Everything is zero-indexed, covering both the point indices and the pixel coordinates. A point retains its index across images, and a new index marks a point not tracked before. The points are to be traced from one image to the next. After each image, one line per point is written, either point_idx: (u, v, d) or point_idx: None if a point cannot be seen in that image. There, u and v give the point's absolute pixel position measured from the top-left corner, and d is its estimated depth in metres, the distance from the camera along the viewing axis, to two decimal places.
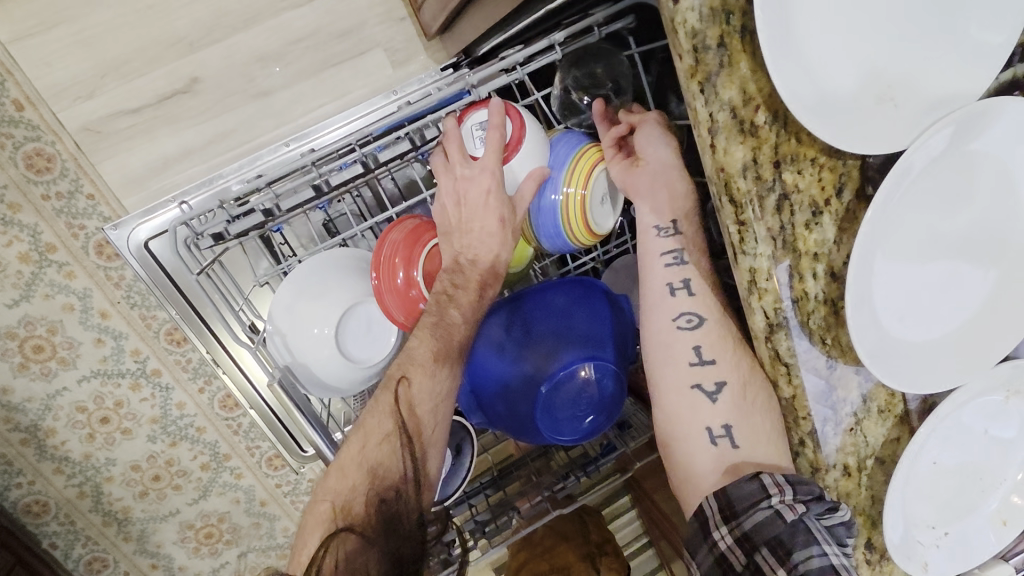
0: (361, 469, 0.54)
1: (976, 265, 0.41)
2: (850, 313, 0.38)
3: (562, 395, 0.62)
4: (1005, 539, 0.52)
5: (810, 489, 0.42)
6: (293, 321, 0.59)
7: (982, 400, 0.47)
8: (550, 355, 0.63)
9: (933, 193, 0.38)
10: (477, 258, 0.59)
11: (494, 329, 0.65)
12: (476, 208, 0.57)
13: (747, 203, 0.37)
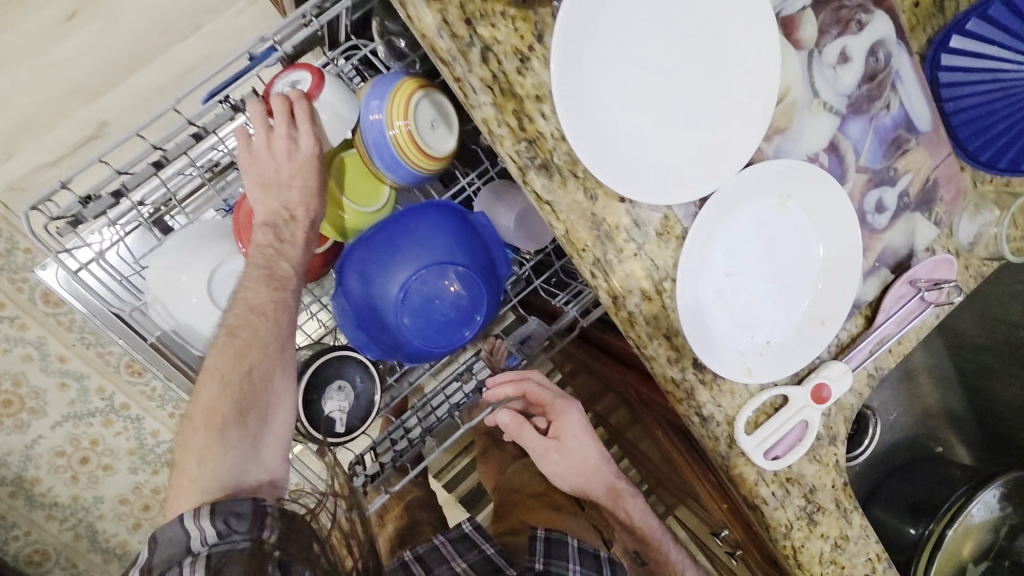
0: (219, 407, 0.56)
1: (699, 75, 0.47)
2: (565, 126, 0.44)
3: (436, 311, 0.70)
4: (825, 336, 0.57)
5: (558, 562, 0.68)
6: (169, 292, 0.66)
7: (756, 204, 0.52)
8: (417, 278, 0.69)
9: (625, 13, 0.44)
10: (296, 214, 0.64)
11: (363, 263, 0.70)
12: (299, 166, 0.63)
13: (457, 63, 0.44)
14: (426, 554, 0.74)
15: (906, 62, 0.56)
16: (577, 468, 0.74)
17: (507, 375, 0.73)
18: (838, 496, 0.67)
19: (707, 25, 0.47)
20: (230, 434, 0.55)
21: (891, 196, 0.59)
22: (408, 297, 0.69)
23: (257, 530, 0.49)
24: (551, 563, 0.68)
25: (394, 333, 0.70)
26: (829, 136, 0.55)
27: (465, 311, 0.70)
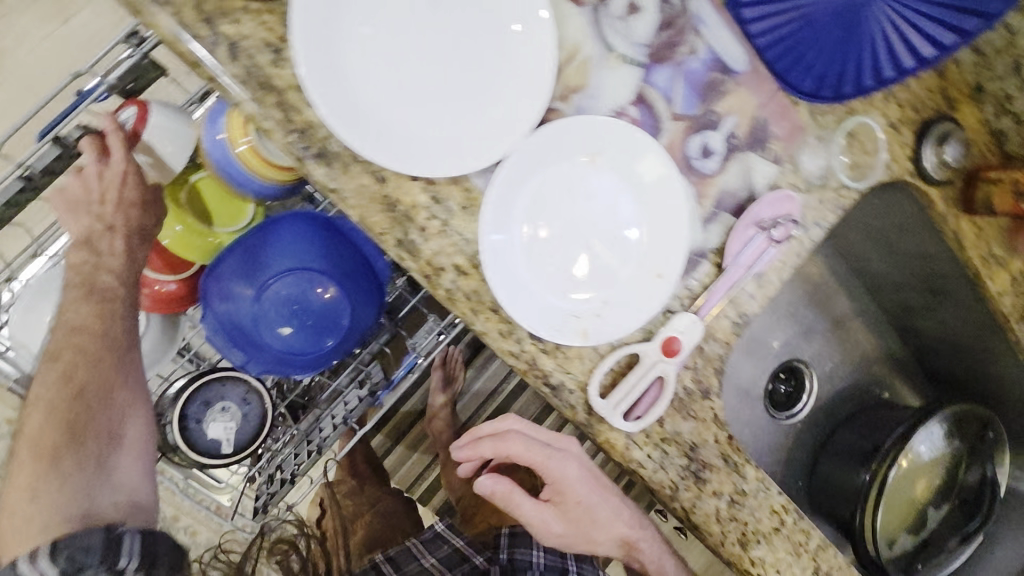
0: (51, 432, 0.54)
1: (463, 47, 0.47)
2: (322, 111, 0.44)
3: (307, 318, 0.70)
4: (665, 289, 0.55)
5: (524, 544, 0.83)
6: (26, 331, 0.68)
7: (557, 163, 0.52)
8: (282, 286, 0.70)
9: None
10: (112, 228, 0.63)
11: (222, 276, 0.69)
12: (111, 185, 0.62)
13: (205, 63, 0.43)
14: (398, 553, 0.86)
15: (705, 4, 0.55)
16: (586, 523, 0.66)
17: (478, 432, 0.63)
18: (724, 451, 0.66)
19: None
20: (65, 462, 0.53)
21: (716, 140, 0.58)
22: (279, 311, 0.70)
23: (116, 563, 0.47)
24: (517, 550, 0.83)
25: (268, 350, 0.70)
26: (635, 87, 0.54)
27: (341, 319, 0.71)
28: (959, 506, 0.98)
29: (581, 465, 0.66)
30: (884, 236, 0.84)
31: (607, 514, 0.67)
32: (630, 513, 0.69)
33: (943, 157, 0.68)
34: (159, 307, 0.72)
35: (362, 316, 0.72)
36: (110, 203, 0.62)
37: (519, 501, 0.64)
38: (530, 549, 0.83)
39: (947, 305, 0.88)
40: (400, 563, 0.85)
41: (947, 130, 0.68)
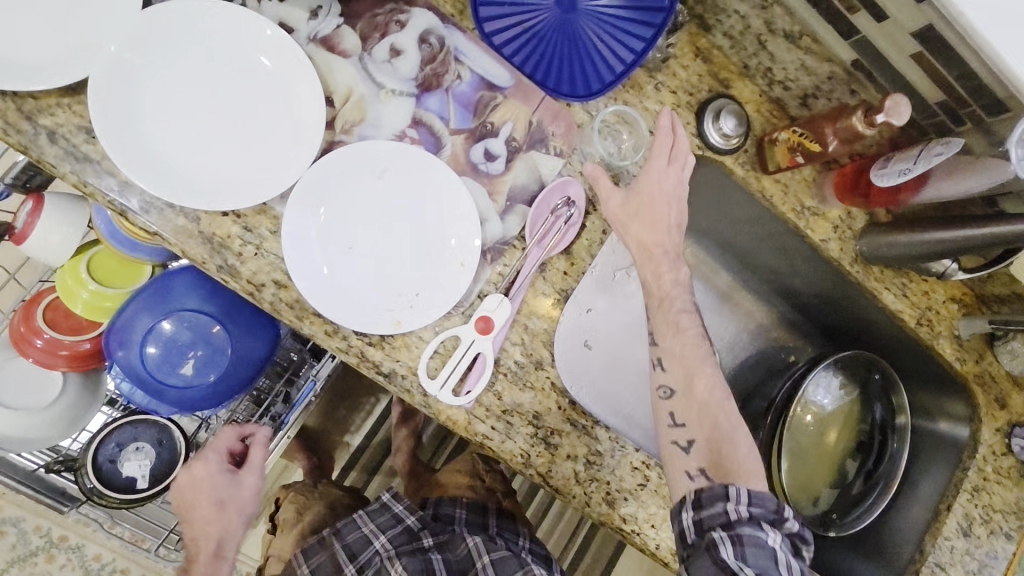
0: None
1: (245, 106, 0.60)
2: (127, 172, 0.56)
3: (201, 356, 0.80)
4: (466, 275, 0.65)
5: (448, 505, 0.95)
6: None
7: (348, 184, 0.63)
8: (176, 332, 0.80)
9: (156, 81, 0.57)
10: (193, 536, 0.73)
11: (122, 331, 0.79)
12: (196, 489, 0.73)
13: (33, 149, 0.56)
14: (343, 523, 0.85)
15: (461, 38, 0.68)
16: (635, 219, 0.68)
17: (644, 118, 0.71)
18: (570, 416, 0.72)
19: (236, 69, 0.59)
20: None
21: (497, 145, 0.69)
22: (173, 352, 0.80)
23: None
24: (442, 507, 0.95)
25: (171, 386, 0.81)
26: (410, 114, 0.66)
27: (232, 353, 0.81)
28: (854, 450, 1.02)
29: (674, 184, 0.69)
30: (720, 205, 0.91)
31: (656, 223, 0.68)
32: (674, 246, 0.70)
33: (723, 132, 0.77)
34: (75, 364, 0.81)
35: (251, 347, 0.83)
36: (194, 510, 0.73)
37: (601, 181, 0.67)
38: (453, 508, 0.95)
39: (799, 260, 0.93)
40: (343, 531, 0.85)
41: (720, 106, 0.77)
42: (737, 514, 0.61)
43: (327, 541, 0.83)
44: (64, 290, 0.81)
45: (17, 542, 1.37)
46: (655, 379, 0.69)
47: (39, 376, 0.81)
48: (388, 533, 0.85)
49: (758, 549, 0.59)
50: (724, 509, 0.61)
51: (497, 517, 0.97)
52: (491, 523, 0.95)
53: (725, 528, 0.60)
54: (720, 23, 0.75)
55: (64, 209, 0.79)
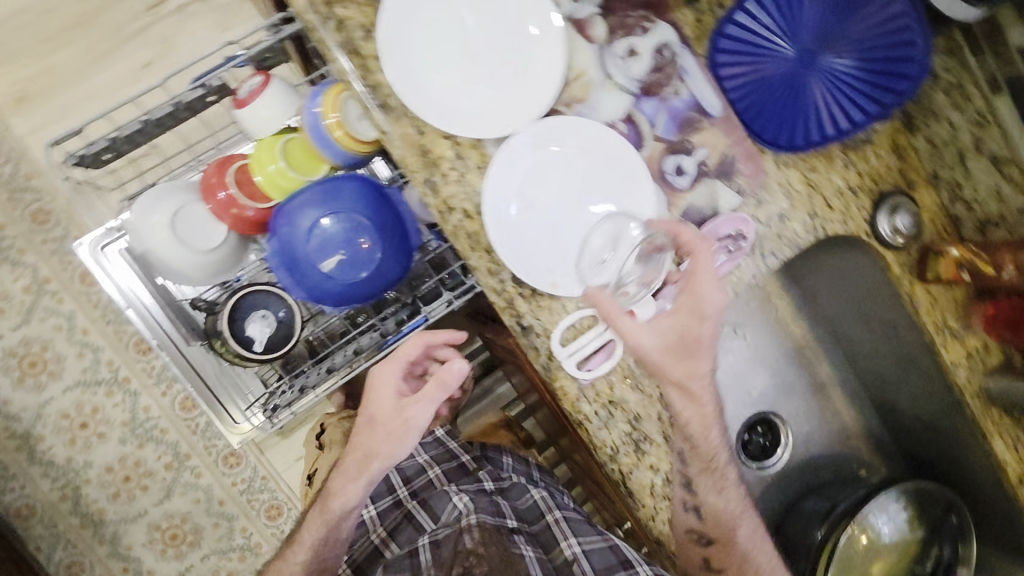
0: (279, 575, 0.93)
1: (500, 51, 0.66)
2: (391, 74, 0.63)
3: (347, 259, 0.88)
4: (627, 266, 0.69)
5: (499, 450, 1.15)
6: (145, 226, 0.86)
7: (553, 149, 0.68)
8: (333, 230, 0.87)
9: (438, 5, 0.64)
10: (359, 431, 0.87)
11: (292, 213, 0.87)
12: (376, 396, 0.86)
13: (319, 30, 0.64)
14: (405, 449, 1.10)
15: (691, 60, 0.73)
16: (665, 359, 0.68)
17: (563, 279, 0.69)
18: (666, 431, 0.74)
19: (504, 18, 0.66)
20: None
21: (689, 164, 0.73)
22: (329, 244, 0.87)
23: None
24: (492, 454, 1.15)
25: (315, 271, 0.88)
26: (625, 109, 0.71)
27: (376, 266, 0.89)
28: None
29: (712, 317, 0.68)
30: (857, 300, 0.91)
31: (688, 368, 0.69)
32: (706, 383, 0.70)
33: (895, 226, 0.79)
34: (240, 226, 0.91)
35: (389, 267, 0.90)
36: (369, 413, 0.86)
37: (624, 320, 0.66)
38: (504, 457, 1.14)
39: (916, 378, 0.92)
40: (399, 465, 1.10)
41: (898, 203, 0.79)
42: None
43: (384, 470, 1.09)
44: (257, 161, 0.90)
45: (88, 368, 1.47)
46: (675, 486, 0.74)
47: (212, 223, 0.89)
48: (440, 466, 1.09)
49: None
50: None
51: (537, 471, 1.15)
52: (534, 476, 1.13)
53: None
54: (928, 125, 0.80)
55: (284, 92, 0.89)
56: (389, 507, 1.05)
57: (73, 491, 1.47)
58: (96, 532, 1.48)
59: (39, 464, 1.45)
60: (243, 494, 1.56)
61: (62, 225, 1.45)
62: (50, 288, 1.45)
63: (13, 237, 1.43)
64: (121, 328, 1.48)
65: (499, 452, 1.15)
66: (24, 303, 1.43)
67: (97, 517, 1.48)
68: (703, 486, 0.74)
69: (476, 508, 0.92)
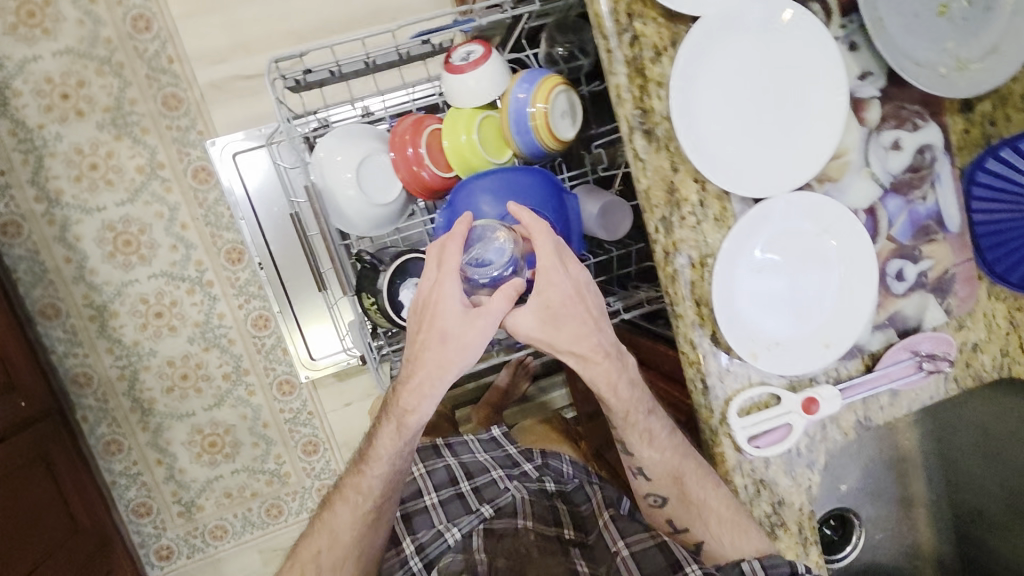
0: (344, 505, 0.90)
1: (782, 111, 0.63)
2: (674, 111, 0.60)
3: None
4: (827, 357, 0.68)
5: (554, 456, 1.12)
6: (332, 165, 0.85)
7: (797, 223, 0.66)
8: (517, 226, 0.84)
9: (738, 49, 0.61)
10: (422, 347, 0.75)
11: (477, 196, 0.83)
12: (440, 308, 0.73)
13: (611, 40, 0.61)
14: (459, 446, 1.17)
15: (947, 169, 0.70)
16: (557, 332, 0.74)
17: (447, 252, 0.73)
18: (803, 522, 0.73)
19: (796, 78, 0.62)
20: (338, 517, 0.90)
21: (911, 271, 0.71)
22: None
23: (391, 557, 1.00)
24: (549, 458, 1.13)
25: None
26: (870, 200, 0.69)
27: None
28: None
29: (570, 283, 0.73)
30: (994, 436, 0.98)
31: (581, 335, 0.74)
32: (603, 346, 0.75)
33: None
34: (415, 190, 0.89)
35: None
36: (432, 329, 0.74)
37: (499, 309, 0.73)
38: (561, 461, 1.11)
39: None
40: (459, 452, 1.15)
41: None
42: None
43: (444, 456, 1.14)
44: (449, 126, 0.88)
45: (178, 262, 1.46)
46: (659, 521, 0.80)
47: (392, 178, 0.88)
48: (502, 468, 1.12)
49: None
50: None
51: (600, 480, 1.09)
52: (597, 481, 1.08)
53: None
54: None
55: (497, 70, 0.86)
56: (445, 493, 1.09)
57: (132, 374, 1.48)
58: (142, 419, 1.50)
59: (107, 338, 1.45)
60: (287, 423, 1.57)
61: (191, 116, 1.44)
62: (163, 174, 1.43)
63: (141, 113, 1.42)
64: (219, 232, 1.47)
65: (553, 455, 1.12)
66: (134, 182, 1.42)
67: (147, 405, 1.50)
68: (631, 438, 0.77)
69: (532, 512, 1.01)
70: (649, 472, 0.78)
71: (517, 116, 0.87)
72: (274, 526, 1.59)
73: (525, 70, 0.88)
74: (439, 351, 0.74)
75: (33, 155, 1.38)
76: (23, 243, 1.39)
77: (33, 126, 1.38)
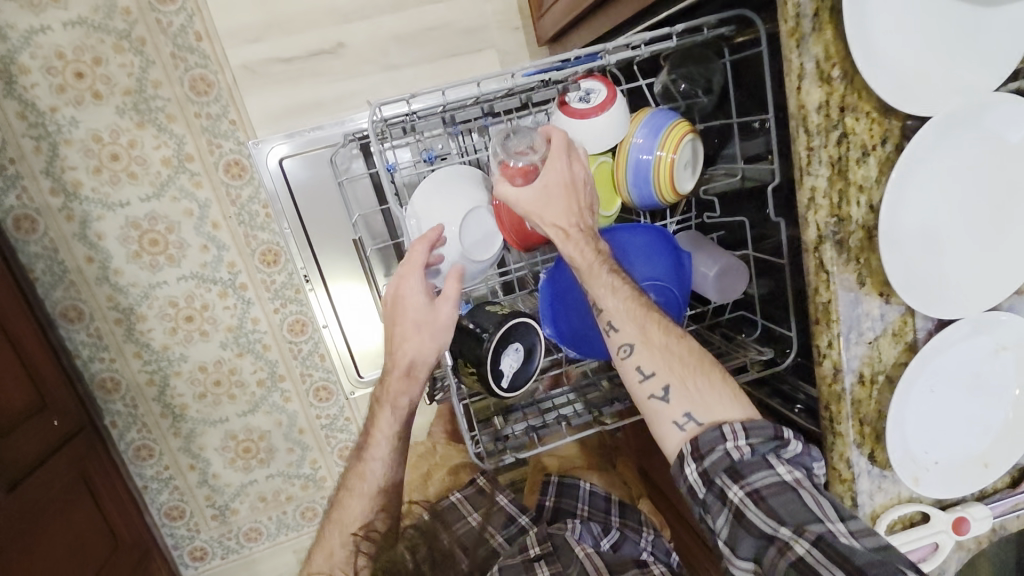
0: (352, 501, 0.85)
1: (991, 221, 0.58)
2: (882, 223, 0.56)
3: None
4: (989, 480, 0.64)
5: (570, 482, 1.01)
6: (426, 216, 0.79)
7: (976, 341, 0.61)
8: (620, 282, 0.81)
9: (957, 156, 0.56)
10: (399, 346, 0.81)
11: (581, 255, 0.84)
12: (409, 307, 0.80)
13: (816, 137, 0.56)
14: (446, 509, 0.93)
15: None
16: (544, 208, 0.76)
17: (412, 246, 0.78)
18: None
19: (1008, 187, 0.58)
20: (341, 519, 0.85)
21: None
22: None
23: None
24: (561, 497, 0.99)
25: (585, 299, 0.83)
26: None
27: None
28: None
29: (571, 167, 0.76)
30: None
31: (567, 208, 0.76)
32: (584, 221, 0.77)
33: None
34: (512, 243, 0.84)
35: None
36: (403, 329, 0.80)
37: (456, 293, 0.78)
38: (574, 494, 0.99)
39: None
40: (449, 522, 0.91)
41: None
42: (788, 477, 0.64)
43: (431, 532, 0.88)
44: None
45: (209, 263, 1.36)
46: (669, 426, 0.70)
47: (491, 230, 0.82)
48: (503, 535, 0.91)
49: (800, 503, 0.62)
50: (775, 474, 0.64)
51: (623, 514, 0.97)
52: (616, 518, 0.95)
53: (731, 447, 0.66)
54: None
55: (621, 115, 0.79)
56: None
57: (162, 378, 1.40)
58: (174, 424, 1.43)
59: (135, 342, 1.37)
60: (324, 429, 1.52)
61: (222, 103, 1.29)
62: (192, 168, 1.30)
63: (166, 98, 1.27)
64: (253, 233, 1.36)
65: (559, 476, 1.02)
66: (160, 176, 1.30)
67: (179, 410, 1.43)
68: (597, 292, 0.76)
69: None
70: (618, 320, 0.75)
71: (636, 163, 0.80)
72: (309, 528, 1.58)
73: (652, 111, 0.81)
74: (416, 341, 0.81)
75: (47, 144, 1.24)
76: (39, 241, 1.28)
77: (44, 109, 1.22)
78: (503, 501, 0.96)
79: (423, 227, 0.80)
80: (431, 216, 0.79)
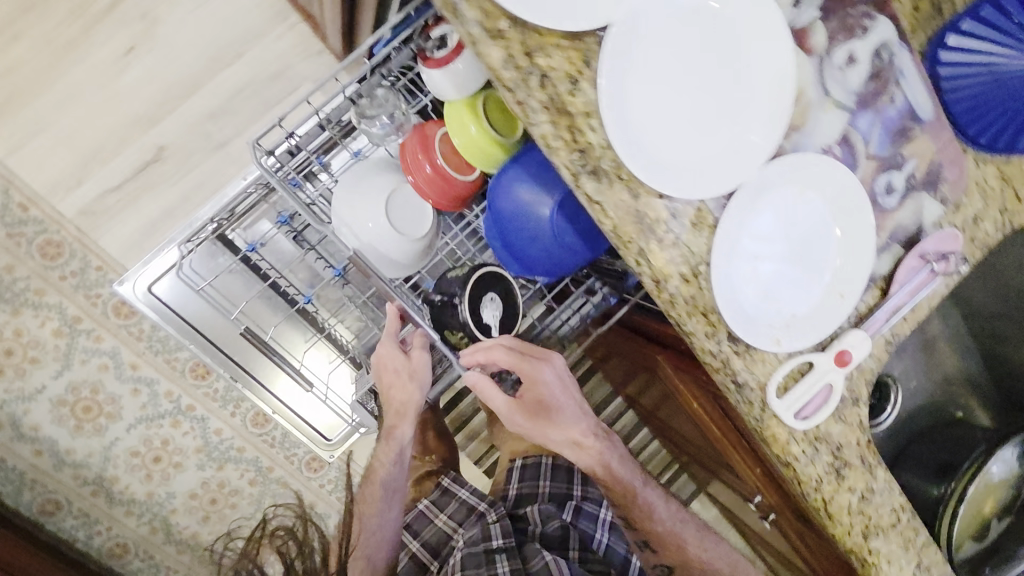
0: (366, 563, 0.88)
1: (728, 83, 0.55)
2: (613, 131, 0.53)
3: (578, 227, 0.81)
4: (847, 308, 0.64)
5: (535, 458, 1.06)
6: (358, 215, 0.86)
7: (777, 198, 0.60)
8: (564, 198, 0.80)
9: (670, 36, 0.53)
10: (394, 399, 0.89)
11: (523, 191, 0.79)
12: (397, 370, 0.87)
13: (518, 88, 0.55)
14: (415, 520, 1.00)
15: (908, 61, 0.64)
16: (542, 430, 0.85)
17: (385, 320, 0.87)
18: (862, 453, 0.74)
19: (734, 41, 0.55)
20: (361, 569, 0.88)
21: (899, 179, 0.66)
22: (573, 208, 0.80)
23: None
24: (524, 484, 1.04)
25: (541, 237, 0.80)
26: (841, 129, 0.62)
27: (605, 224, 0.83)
28: None
29: (556, 379, 0.84)
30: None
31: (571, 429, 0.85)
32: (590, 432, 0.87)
33: None
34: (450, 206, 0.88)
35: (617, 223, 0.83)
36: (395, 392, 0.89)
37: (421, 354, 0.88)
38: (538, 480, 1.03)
39: None
40: (418, 529, 1.00)
41: None
42: None
43: (405, 542, 0.99)
44: (458, 121, 0.82)
45: (147, 403, 1.37)
46: None
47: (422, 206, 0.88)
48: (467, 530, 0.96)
49: None
50: None
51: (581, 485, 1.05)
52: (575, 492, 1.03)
53: None
54: None
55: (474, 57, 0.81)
56: None
57: (163, 521, 1.43)
58: (196, 554, 1.47)
59: (121, 503, 1.40)
60: (333, 493, 1.53)
61: (79, 256, 1.28)
62: (84, 327, 1.30)
63: (25, 276, 1.26)
64: (172, 356, 1.36)
65: (523, 459, 1.07)
66: (59, 349, 1.30)
67: (193, 540, 1.46)
68: (632, 512, 0.90)
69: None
70: (654, 544, 0.90)
71: None
72: None
73: None
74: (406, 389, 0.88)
75: None
76: None
77: None
78: (465, 494, 1.03)
79: (364, 225, 0.85)
80: (367, 214, 0.85)
